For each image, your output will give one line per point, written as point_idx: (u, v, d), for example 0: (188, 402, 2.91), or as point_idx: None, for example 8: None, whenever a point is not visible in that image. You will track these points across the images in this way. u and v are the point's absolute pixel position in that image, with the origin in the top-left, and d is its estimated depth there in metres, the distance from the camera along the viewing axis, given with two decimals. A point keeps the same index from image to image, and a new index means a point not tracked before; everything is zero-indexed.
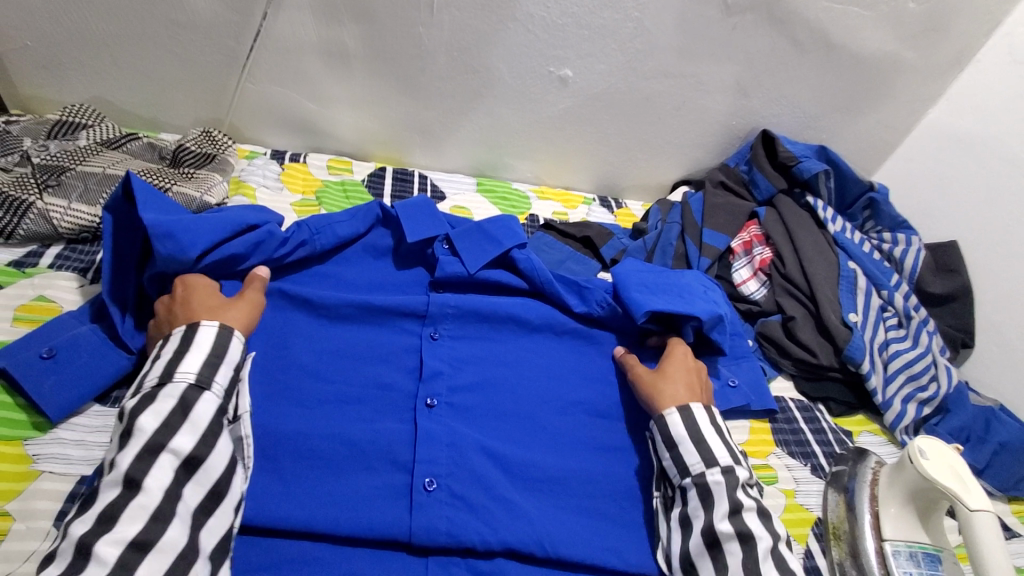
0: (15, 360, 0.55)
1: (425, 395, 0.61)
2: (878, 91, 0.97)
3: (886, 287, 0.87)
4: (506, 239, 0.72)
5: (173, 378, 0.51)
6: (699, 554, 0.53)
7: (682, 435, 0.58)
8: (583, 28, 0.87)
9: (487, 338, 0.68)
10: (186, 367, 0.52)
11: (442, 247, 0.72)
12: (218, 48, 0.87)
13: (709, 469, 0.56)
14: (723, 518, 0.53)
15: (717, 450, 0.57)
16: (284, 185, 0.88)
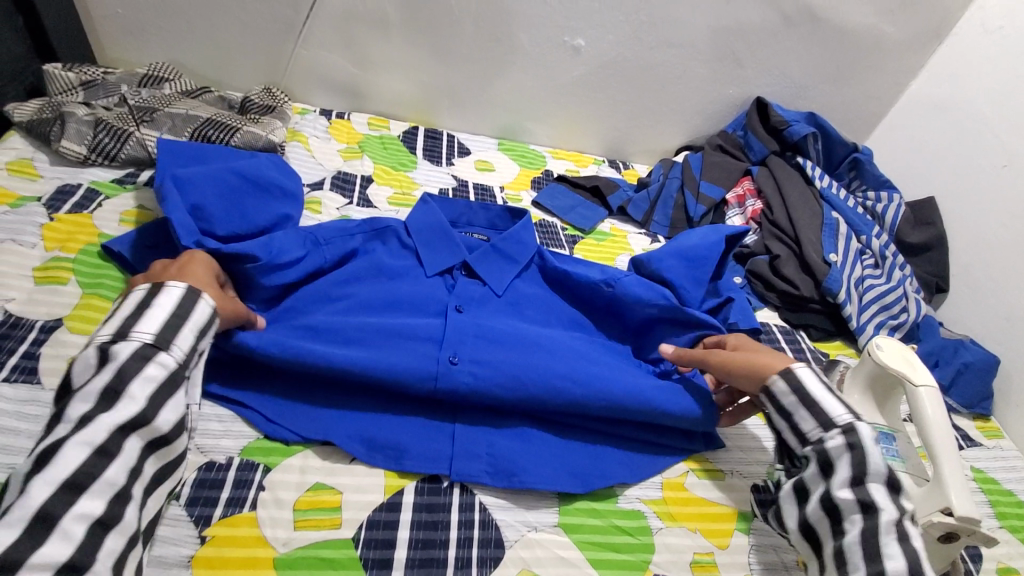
0: (128, 245, 0.68)
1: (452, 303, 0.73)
2: (861, 63, 1.08)
3: (865, 233, 0.97)
4: (519, 254, 0.80)
5: (125, 336, 0.48)
6: (819, 517, 0.52)
7: (795, 404, 0.57)
8: (595, 1, 0.99)
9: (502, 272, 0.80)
10: (141, 328, 0.49)
11: (460, 273, 0.79)
12: (279, 17, 1.01)
13: (824, 432, 0.54)
14: (844, 484, 0.51)
15: (838, 409, 0.55)
16: (332, 136, 1.01)
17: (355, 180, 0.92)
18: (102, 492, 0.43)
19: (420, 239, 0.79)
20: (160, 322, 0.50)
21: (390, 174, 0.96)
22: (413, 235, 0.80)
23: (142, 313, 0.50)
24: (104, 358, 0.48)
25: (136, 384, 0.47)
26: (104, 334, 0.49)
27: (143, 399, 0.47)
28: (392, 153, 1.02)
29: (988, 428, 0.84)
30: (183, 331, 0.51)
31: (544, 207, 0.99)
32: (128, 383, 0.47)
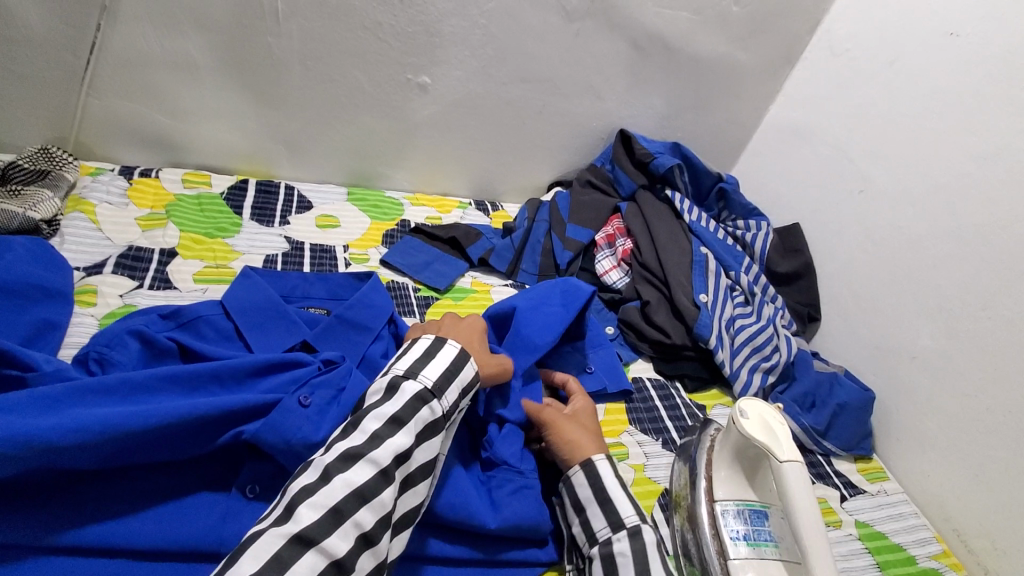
0: None
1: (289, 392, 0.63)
2: (719, 90, 1.06)
3: (734, 269, 0.93)
4: (373, 320, 0.72)
5: (415, 380, 0.55)
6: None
7: (592, 506, 0.57)
8: (434, 36, 0.90)
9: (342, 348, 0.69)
10: (428, 373, 0.56)
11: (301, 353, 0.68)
12: (56, 63, 0.83)
13: (613, 531, 0.55)
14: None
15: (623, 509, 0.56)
16: (130, 201, 0.85)
17: (151, 257, 0.77)
18: (377, 509, 0.47)
19: (250, 322, 0.68)
20: (441, 372, 0.56)
21: (202, 244, 0.82)
22: (234, 317, 0.68)
23: (430, 359, 0.57)
24: (393, 388, 0.54)
25: (413, 420, 0.52)
26: (399, 369, 0.56)
27: (414, 434, 0.51)
28: (210, 216, 0.87)
29: (870, 469, 0.81)
30: (454, 384, 0.57)
31: (393, 265, 0.88)
32: (409, 416, 0.52)
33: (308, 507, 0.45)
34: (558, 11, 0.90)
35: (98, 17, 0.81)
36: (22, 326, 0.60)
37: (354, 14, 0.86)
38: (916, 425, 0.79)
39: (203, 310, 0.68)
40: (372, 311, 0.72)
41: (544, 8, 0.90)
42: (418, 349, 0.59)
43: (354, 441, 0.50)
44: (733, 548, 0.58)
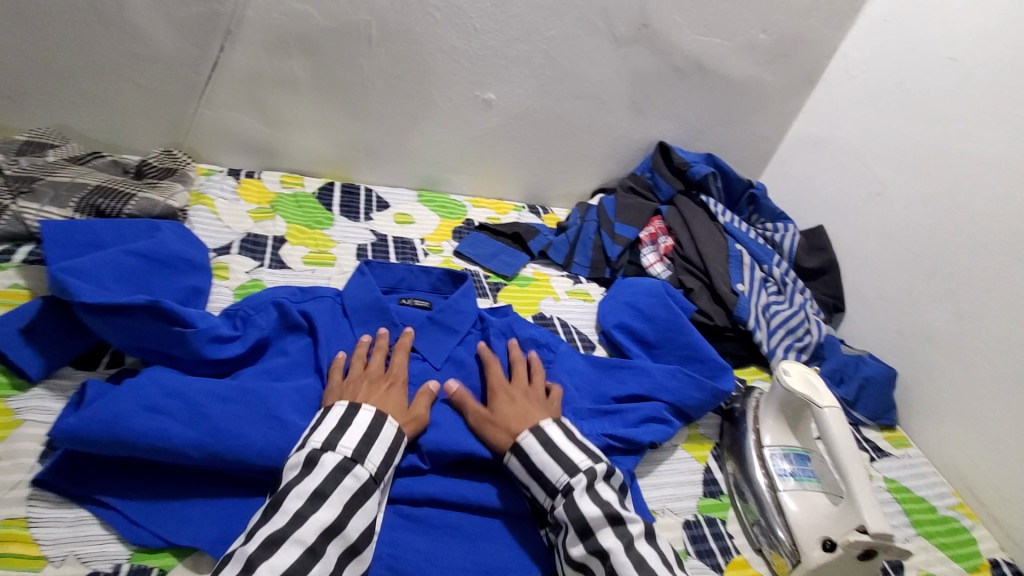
0: None
1: None
2: (747, 108, 1.19)
3: (766, 263, 1.05)
4: (461, 325, 0.79)
5: (336, 450, 0.56)
6: (588, 558, 0.56)
7: (541, 457, 0.62)
8: (501, 59, 1.03)
9: (438, 345, 0.77)
10: (347, 444, 0.57)
11: None
12: (178, 78, 0.97)
13: (571, 476, 0.60)
14: (601, 523, 0.56)
15: (574, 457, 0.62)
16: (240, 197, 0.97)
17: (266, 243, 0.89)
18: None
19: (356, 318, 0.76)
20: (360, 438, 0.58)
21: (305, 233, 0.94)
22: (348, 312, 0.77)
23: (346, 430, 0.58)
24: (311, 462, 0.54)
25: (337, 490, 0.54)
26: (317, 441, 0.56)
27: (341, 505, 0.53)
28: (307, 211, 1.00)
29: (895, 437, 0.91)
30: (375, 449, 0.58)
31: (465, 256, 1.00)
32: (332, 489, 0.54)
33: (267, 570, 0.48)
34: (608, 38, 1.04)
35: (222, 40, 0.94)
36: (177, 291, 0.72)
37: (434, 38, 0.99)
38: (932, 398, 0.89)
39: (325, 292, 0.77)
40: (454, 318, 0.79)
41: (597, 34, 1.03)
42: (333, 417, 0.60)
43: (276, 524, 0.51)
44: (782, 483, 0.68)
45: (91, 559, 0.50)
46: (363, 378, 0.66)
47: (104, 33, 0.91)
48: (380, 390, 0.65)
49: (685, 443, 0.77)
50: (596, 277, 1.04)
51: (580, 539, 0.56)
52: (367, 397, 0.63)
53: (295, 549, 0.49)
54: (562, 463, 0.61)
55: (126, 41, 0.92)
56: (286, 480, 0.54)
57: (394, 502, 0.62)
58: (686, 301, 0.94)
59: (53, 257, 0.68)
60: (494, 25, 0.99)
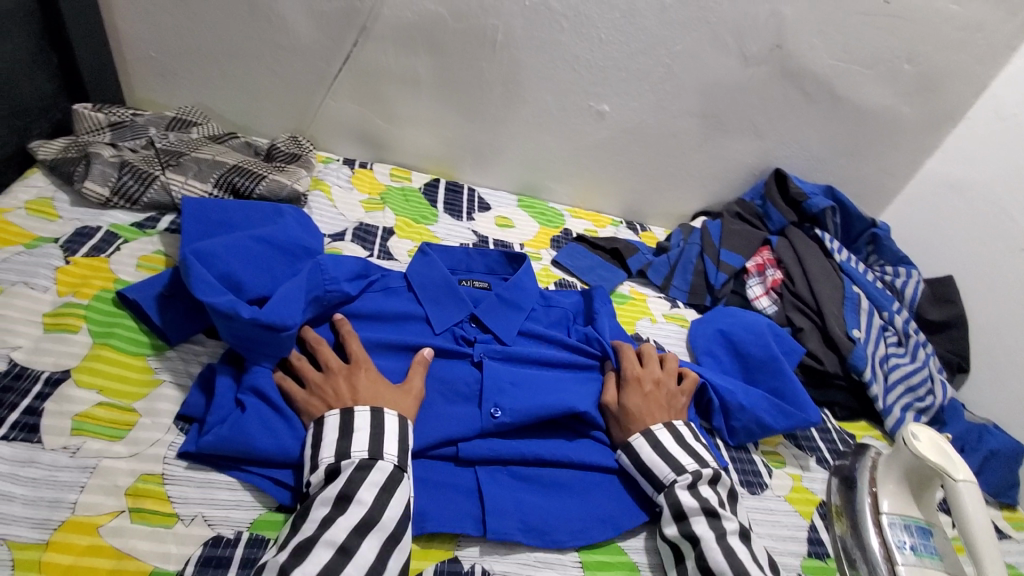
0: (143, 295, 0.64)
1: (476, 356, 0.73)
2: (878, 141, 1.11)
3: (887, 309, 0.98)
4: (524, 302, 0.80)
5: (349, 458, 0.54)
6: (681, 541, 0.60)
7: (652, 457, 0.65)
8: (622, 71, 1.01)
9: (508, 324, 0.77)
10: (359, 448, 0.55)
11: (471, 326, 0.77)
12: (311, 69, 1.02)
13: (677, 474, 0.63)
14: (695, 511, 0.60)
15: (683, 458, 0.65)
16: (353, 186, 1.01)
17: (376, 233, 0.92)
18: None
19: (427, 294, 0.76)
20: (369, 438, 0.56)
21: (412, 227, 0.96)
22: (416, 289, 0.77)
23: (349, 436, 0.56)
24: (332, 472, 0.54)
25: (362, 489, 0.53)
26: (326, 457, 0.54)
27: (368, 501, 0.52)
28: (413, 206, 1.02)
29: (1017, 519, 0.81)
30: (388, 437, 0.57)
31: (563, 266, 0.99)
32: (357, 488, 0.52)
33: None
34: (738, 57, 0.99)
35: (356, 35, 0.98)
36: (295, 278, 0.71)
37: (557, 47, 0.99)
38: None
39: (392, 281, 0.78)
40: (513, 295, 0.79)
41: (725, 53, 0.99)
42: (330, 425, 0.56)
43: (306, 531, 0.50)
44: (901, 557, 0.64)
45: (218, 522, 0.52)
46: (335, 376, 0.61)
47: (252, 23, 0.97)
48: (361, 380, 0.61)
49: (789, 495, 0.72)
50: (695, 302, 0.99)
51: (675, 521, 0.61)
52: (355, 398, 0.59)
53: (327, 550, 0.48)
54: (669, 461, 0.64)
55: (270, 31, 0.98)
56: (312, 490, 0.53)
57: (508, 465, 0.66)
58: (791, 340, 0.87)
59: (190, 236, 0.71)
60: (620, 35, 0.97)
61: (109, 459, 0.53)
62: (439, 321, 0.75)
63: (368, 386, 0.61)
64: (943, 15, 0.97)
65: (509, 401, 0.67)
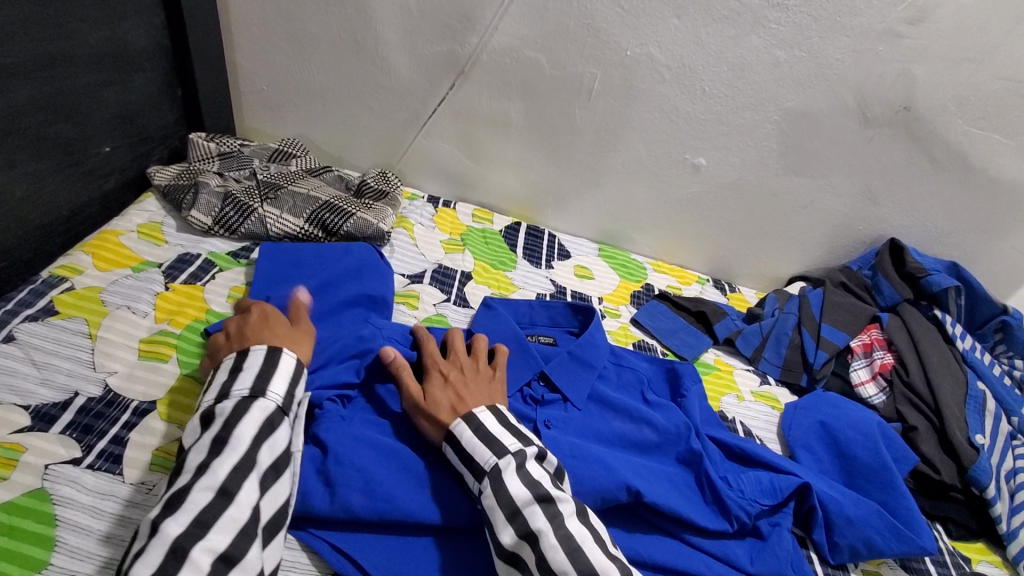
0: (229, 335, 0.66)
1: (541, 419, 0.69)
2: (1018, 216, 0.97)
3: (1017, 413, 0.85)
4: (595, 360, 0.76)
5: (229, 394, 0.52)
6: (518, 545, 0.50)
7: (472, 441, 0.56)
8: (723, 125, 0.95)
9: (579, 385, 0.73)
10: (241, 386, 0.53)
11: (539, 385, 0.73)
12: (407, 107, 1.04)
13: (498, 458, 0.55)
14: (528, 502, 0.51)
15: (506, 438, 0.57)
16: (436, 225, 1.01)
17: (454, 276, 0.91)
18: None
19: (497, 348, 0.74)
20: (255, 375, 0.54)
21: (490, 272, 0.94)
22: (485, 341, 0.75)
23: (273, 373, 0.55)
24: (207, 416, 0.51)
25: (241, 423, 0.50)
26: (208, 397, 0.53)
27: (246, 438, 0.49)
28: (493, 250, 1.00)
29: None
30: (276, 377, 0.55)
31: (644, 326, 0.93)
32: (233, 429, 0.49)
33: (172, 523, 0.44)
34: (857, 117, 0.91)
35: (454, 78, 0.99)
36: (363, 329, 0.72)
37: (656, 98, 0.95)
38: None
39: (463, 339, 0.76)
40: (588, 353, 0.76)
41: (843, 112, 0.91)
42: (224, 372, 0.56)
43: (179, 482, 0.47)
44: None
45: None
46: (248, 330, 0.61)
47: (357, 63, 1.00)
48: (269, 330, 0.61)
49: None
50: (788, 380, 0.91)
51: (510, 522, 0.51)
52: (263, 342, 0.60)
53: (203, 494, 0.46)
54: (492, 446, 0.56)
55: (373, 71, 1.01)
56: (185, 444, 0.50)
57: None
58: (903, 446, 0.77)
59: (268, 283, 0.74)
60: (726, 89, 0.92)
61: None
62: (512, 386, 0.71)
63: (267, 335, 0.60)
64: None
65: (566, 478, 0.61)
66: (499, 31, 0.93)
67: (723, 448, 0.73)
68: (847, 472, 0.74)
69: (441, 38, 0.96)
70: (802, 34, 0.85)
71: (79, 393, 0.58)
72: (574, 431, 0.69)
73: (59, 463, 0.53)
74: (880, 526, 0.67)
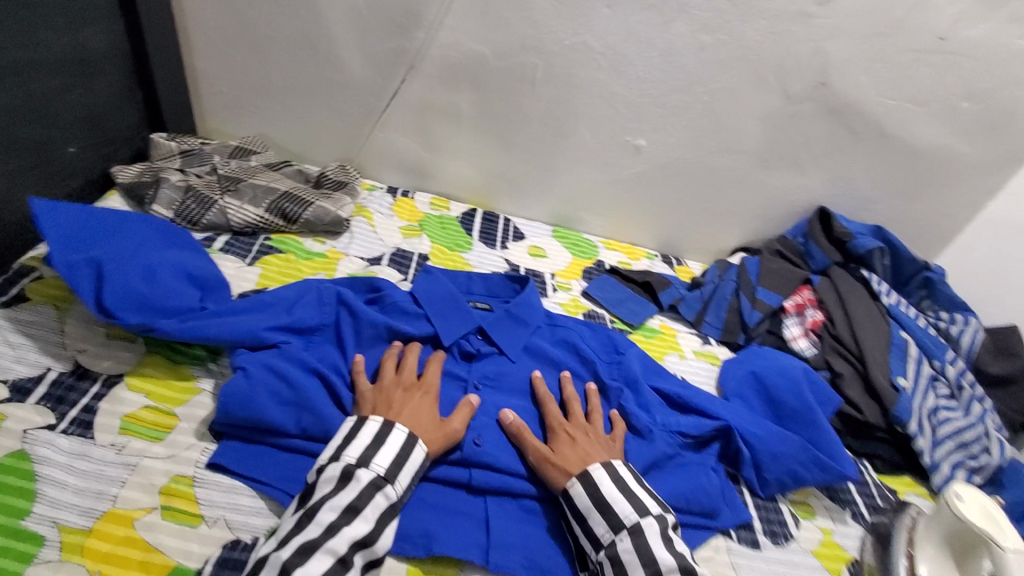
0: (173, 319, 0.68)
1: (474, 379, 0.77)
2: (935, 181, 1.05)
3: (938, 358, 0.91)
4: (529, 317, 0.84)
5: (369, 468, 0.58)
6: None
7: (614, 494, 0.63)
8: (659, 107, 1.02)
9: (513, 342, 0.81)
10: (379, 462, 0.59)
11: (477, 338, 0.81)
12: (362, 103, 1.09)
13: (641, 516, 0.61)
14: (672, 571, 0.57)
15: (648, 500, 0.63)
16: (395, 213, 1.06)
17: (412, 258, 0.96)
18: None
19: (435, 309, 0.80)
20: (392, 459, 0.59)
21: (446, 254, 1.00)
22: (423, 305, 0.81)
23: (401, 463, 0.60)
24: (346, 477, 0.57)
25: (368, 506, 0.56)
26: (351, 455, 0.58)
27: (373, 520, 0.55)
28: (450, 234, 1.05)
29: None
30: (406, 469, 0.60)
31: (593, 297, 0.99)
32: (365, 503, 0.56)
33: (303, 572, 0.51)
34: (779, 94, 0.99)
35: (404, 73, 1.05)
36: (313, 308, 0.74)
37: (595, 84, 1.01)
38: None
39: (397, 297, 0.81)
40: (522, 309, 0.83)
41: (767, 90, 0.98)
42: (367, 430, 0.61)
43: (309, 534, 0.53)
44: None
45: (237, 527, 0.56)
46: (392, 388, 0.68)
47: (312, 61, 1.05)
48: (412, 400, 0.67)
49: (816, 550, 0.69)
50: (728, 340, 0.98)
51: None
52: (404, 411, 0.65)
53: (327, 558, 0.52)
54: (608, 517, 0.61)
55: (328, 70, 1.06)
56: (320, 492, 0.56)
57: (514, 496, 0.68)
58: (829, 390, 0.84)
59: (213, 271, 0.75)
60: (657, 73, 0.99)
61: (148, 459, 0.59)
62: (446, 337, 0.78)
63: (411, 412, 0.65)
64: (1009, 50, 0.92)
65: (494, 433, 0.71)
66: (444, 26, 0.99)
67: (663, 393, 0.80)
68: (777, 414, 0.81)
69: (390, 35, 1.01)
70: (722, 18, 0.92)
71: (52, 368, 0.63)
72: (506, 385, 0.78)
73: (35, 428, 0.58)
74: (806, 463, 0.73)
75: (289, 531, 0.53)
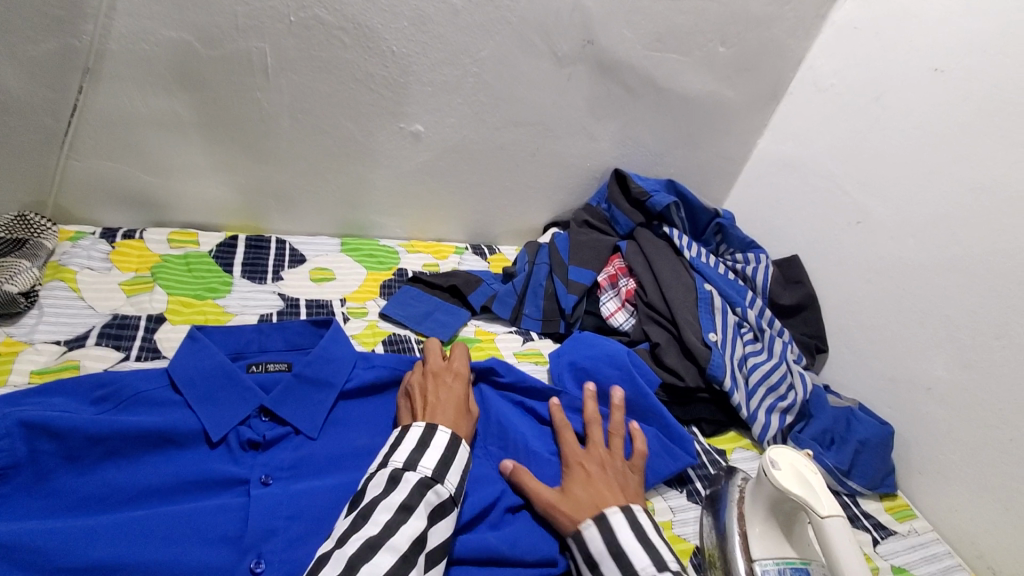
0: None
1: (260, 473, 0.61)
2: (710, 128, 1.08)
3: (739, 305, 0.93)
4: (336, 377, 0.69)
5: (418, 467, 0.58)
6: None
7: (633, 545, 0.56)
8: (426, 85, 0.89)
9: (309, 412, 0.66)
10: (427, 463, 0.58)
11: (260, 420, 0.66)
12: (32, 125, 0.77)
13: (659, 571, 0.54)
14: None
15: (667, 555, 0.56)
16: (114, 265, 0.82)
17: (136, 323, 0.75)
18: None
19: (199, 393, 0.63)
20: (439, 458, 0.59)
21: (192, 306, 0.80)
22: (183, 390, 0.64)
23: (447, 466, 0.59)
24: (396, 480, 0.57)
25: (421, 504, 0.56)
26: (399, 459, 0.58)
27: (425, 518, 0.55)
28: (199, 276, 0.84)
29: (897, 507, 0.81)
30: (454, 469, 0.60)
31: (392, 318, 0.86)
32: (417, 502, 0.56)
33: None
34: (549, 57, 0.91)
35: (81, 78, 0.77)
36: None
37: (346, 65, 0.84)
38: (938, 460, 0.80)
39: (144, 386, 0.63)
40: (320, 369, 0.68)
41: (536, 54, 0.90)
42: (412, 436, 0.61)
43: (368, 533, 0.53)
44: None
45: None
46: (425, 376, 0.69)
47: None
48: (446, 385, 0.68)
49: None
50: (548, 331, 0.91)
51: None
52: (435, 395, 0.66)
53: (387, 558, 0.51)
54: (651, 553, 0.56)
55: None
56: (374, 491, 0.56)
57: None
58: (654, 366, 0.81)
59: None
60: (414, 46, 0.85)
61: None
62: (214, 428, 0.62)
63: (445, 395, 0.66)
64: None
65: (277, 548, 0.56)
66: (119, 10, 0.73)
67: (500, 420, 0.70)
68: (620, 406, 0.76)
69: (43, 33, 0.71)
70: None
71: None
72: (307, 468, 0.63)
73: None
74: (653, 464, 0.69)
75: (345, 532, 0.53)
